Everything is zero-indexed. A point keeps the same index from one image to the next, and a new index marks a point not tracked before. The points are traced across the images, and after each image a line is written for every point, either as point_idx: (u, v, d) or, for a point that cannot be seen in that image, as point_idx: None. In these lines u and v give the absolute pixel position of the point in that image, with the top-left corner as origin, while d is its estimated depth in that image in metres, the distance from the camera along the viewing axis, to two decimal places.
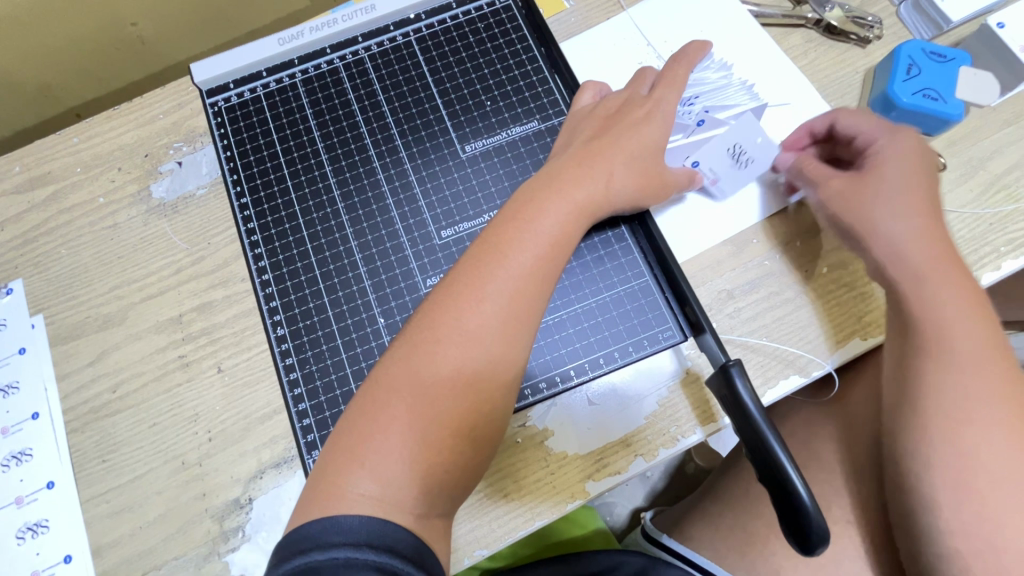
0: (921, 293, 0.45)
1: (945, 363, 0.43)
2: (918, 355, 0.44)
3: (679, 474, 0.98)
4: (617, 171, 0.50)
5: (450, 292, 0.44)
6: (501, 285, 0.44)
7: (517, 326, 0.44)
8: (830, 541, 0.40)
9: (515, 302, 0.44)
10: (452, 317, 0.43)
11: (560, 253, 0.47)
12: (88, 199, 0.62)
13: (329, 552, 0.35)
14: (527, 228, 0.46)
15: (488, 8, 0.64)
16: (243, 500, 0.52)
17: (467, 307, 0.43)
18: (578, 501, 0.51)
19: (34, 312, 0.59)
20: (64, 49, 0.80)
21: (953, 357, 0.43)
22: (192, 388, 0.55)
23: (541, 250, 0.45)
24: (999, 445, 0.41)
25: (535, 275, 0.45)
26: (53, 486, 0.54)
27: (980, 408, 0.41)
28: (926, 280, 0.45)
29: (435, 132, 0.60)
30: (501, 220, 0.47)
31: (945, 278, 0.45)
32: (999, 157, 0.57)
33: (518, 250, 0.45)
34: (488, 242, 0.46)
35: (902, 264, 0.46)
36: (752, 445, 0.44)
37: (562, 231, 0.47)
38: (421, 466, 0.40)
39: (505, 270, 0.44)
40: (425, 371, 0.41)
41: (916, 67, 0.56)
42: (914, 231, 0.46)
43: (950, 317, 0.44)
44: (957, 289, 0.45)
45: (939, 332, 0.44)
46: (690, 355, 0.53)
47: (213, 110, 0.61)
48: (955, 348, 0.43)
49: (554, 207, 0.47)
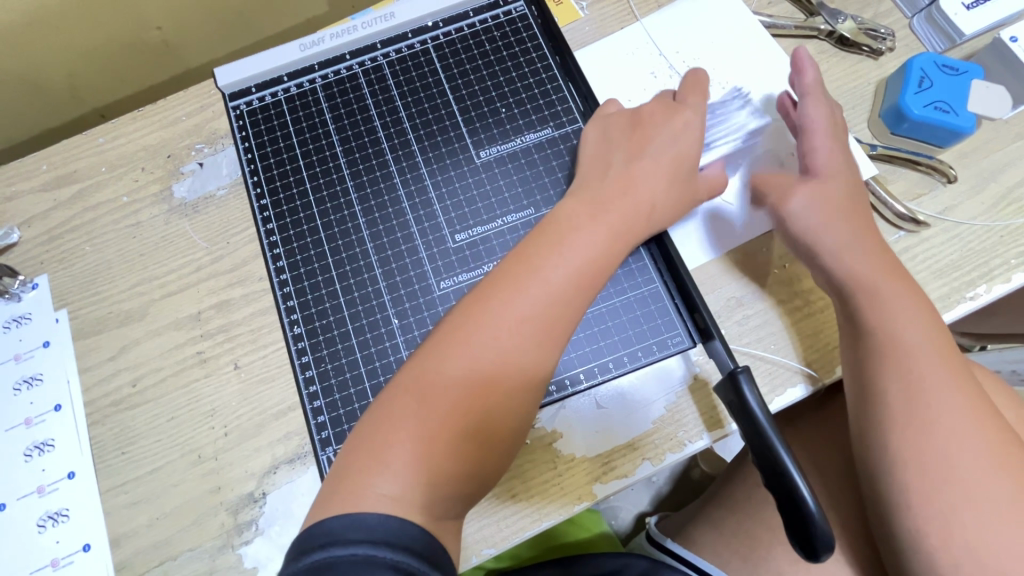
0: (876, 317, 0.47)
1: (899, 364, 0.45)
2: (881, 381, 0.46)
3: (683, 479, 0.99)
4: (647, 187, 0.51)
5: (489, 298, 0.45)
6: (535, 301, 0.44)
7: (548, 336, 0.44)
8: (835, 548, 0.41)
9: (549, 316, 0.44)
10: (486, 325, 0.44)
11: (598, 270, 0.47)
12: (111, 198, 0.63)
13: (349, 547, 0.35)
14: (563, 244, 0.47)
15: (505, 17, 0.65)
16: (257, 494, 0.54)
17: (502, 319, 0.44)
18: (585, 502, 0.52)
19: (59, 307, 0.60)
20: (89, 52, 0.82)
21: (910, 361, 0.45)
22: (209, 383, 0.57)
23: (575, 266, 0.46)
24: (965, 440, 0.43)
25: (568, 288, 0.45)
26: (74, 476, 0.55)
27: (944, 418, 0.44)
28: (874, 305, 0.47)
29: (451, 138, 0.61)
30: (541, 235, 0.48)
31: (897, 312, 0.47)
32: (1011, 169, 0.58)
33: (552, 265, 0.46)
34: (524, 254, 0.47)
35: (863, 292, 0.48)
36: (759, 452, 0.44)
37: (597, 250, 0.47)
38: (437, 469, 0.40)
39: (536, 282, 0.45)
40: (455, 376, 0.42)
41: (928, 80, 0.57)
42: (850, 242, 0.50)
43: (897, 333, 0.46)
44: (898, 304, 0.47)
45: (893, 347, 0.46)
46: (699, 361, 0.54)
47: (235, 113, 0.63)
48: (917, 380, 0.45)
49: (589, 225, 0.48)
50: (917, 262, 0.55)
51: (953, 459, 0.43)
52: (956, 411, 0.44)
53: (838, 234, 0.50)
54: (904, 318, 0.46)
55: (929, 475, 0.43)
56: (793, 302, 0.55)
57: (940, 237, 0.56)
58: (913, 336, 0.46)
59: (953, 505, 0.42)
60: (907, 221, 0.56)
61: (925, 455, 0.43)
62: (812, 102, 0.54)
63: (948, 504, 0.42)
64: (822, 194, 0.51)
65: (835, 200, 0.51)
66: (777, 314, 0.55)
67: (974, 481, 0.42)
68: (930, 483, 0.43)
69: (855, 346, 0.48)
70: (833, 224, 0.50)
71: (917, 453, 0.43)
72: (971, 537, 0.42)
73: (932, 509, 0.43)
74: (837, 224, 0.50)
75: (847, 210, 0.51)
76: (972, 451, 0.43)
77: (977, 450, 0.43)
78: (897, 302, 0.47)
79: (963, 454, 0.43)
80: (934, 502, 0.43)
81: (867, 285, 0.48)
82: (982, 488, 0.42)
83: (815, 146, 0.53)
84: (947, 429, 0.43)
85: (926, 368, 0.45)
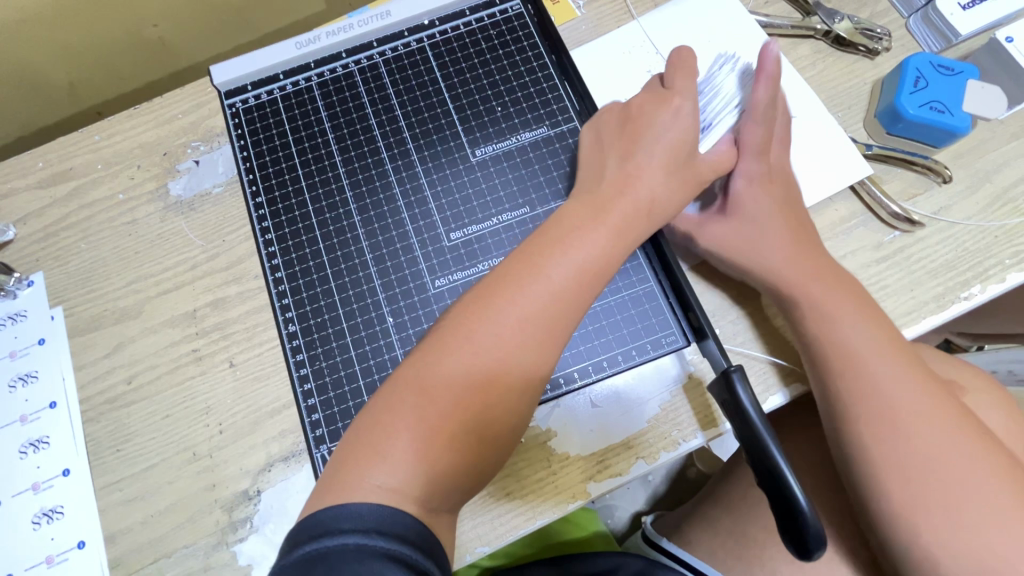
0: (827, 326, 0.48)
1: (855, 374, 0.46)
2: (837, 389, 0.47)
3: (679, 479, 0.99)
4: (655, 184, 0.50)
5: (488, 298, 0.45)
6: (538, 301, 0.44)
7: (549, 335, 0.44)
8: (827, 546, 0.41)
9: (551, 315, 0.44)
10: (485, 325, 0.43)
11: (601, 271, 0.47)
12: (107, 195, 0.63)
13: (340, 537, 0.36)
14: (566, 244, 0.47)
15: (501, 16, 0.65)
16: (252, 491, 0.54)
17: (503, 318, 0.44)
18: (579, 501, 0.52)
19: (55, 304, 0.60)
20: (86, 49, 0.82)
21: (861, 367, 0.46)
22: (204, 381, 0.57)
23: (577, 266, 0.46)
24: (934, 439, 0.43)
25: (570, 288, 0.45)
26: (69, 473, 0.55)
27: (908, 418, 0.44)
28: (827, 313, 0.48)
29: (446, 136, 0.61)
30: (543, 234, 0.47)
31: (850, 318, 0.48)
32: (1007, 169, 0.58)
33: (554, 265, 0.45)
34: (525, 254, 0.46)
35: (817, 303, 0.49)
36: (754, 451, 0.44)
37: (601, 250, 0.47)
38: (436, 466, 0.40)
39: (538, 282, 0.45)
40: (455, 376, 0.42)
41: (923, 80, 0.57)
42: (804, 255, 0.51)
43: (845, 342, 0.47)
44: (853, 309, 0.48)
45: (842, 356, 0.47)
46: (693, 360, 0.54)
47: (231, 111, 0.63)
48: (876, 385, 0.45)
49: (595, 226, 0.48)
50: (912, 262, 0.55)
51: (922, 459, 0.43)
52: (919, 411, 0.44)
53: (773, 254, 0.51)
54: (853, 325, 0.47)
55: (908, 477, 0.43)
56: None
57: (936, 237, 0.56)
58: (864, 342, 0.47)
59: (935, 505, 0.42)
60: (902, 221, 0.56)
61: (897, 457, 0.44)
62: (749, 125, 0.54)
63: (931, 504, 0.42)
64: (741, 223, 0.53)
65: (769, 225, 0.52)
66: (772, 313, 0.55)
67: (951, 479, 0.42)
68: (907, 486, 0.43)
69: (811, 355, 0.49)
70: (772, 245, 0.52)
71: (889, 456, 0.44)
72: (959, 536, 0.41)
73: (914, 510, 0.43)
74: (774, 244, 0.52)
75: (783, 228, 0.52)
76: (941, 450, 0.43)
77: (947, 448, 0.43)
78: (850, 308, 0.48)
79: (934, 453, 0.43)
80: (915, 503, 0.43)
81: (821, 296, 0.49)
82: (959, 485, 0.42)
83: (745, 173, 0.54)
84: (915, 429, 0.44)
85: (880, 372, 0.46)
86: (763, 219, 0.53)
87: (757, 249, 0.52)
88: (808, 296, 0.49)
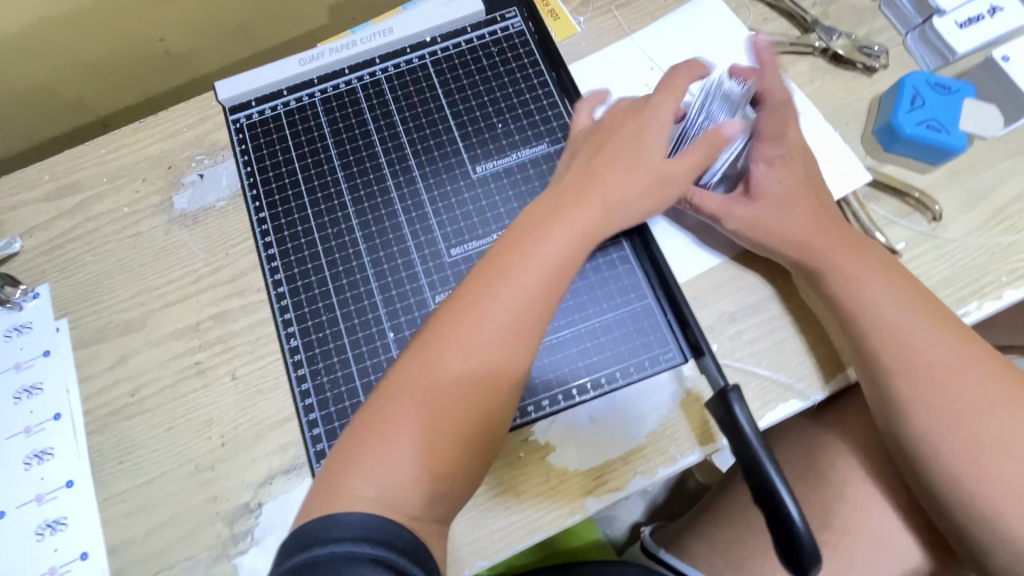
0: (854, 291, 0.51)
1: (879, 330, 0.49)
2: (866, 347, 0.50)
3: (678, 490, 0.99)
4: (614, 184, 0.51)
5: (458, 307, 0.45)
6: (505, 307, 0.45)
7: (519, 337, 0.45)
8: (822, 560, 0.41)
9: (518, 318, 0.45)
10: (456, 334, 0.44)
11: (568, 273, 0.48)
12: (113, 208, 0.64)
13: (330, 546, 0.36)
14: (533, 250, 0.47)
15: (502, 33, 0.66)
16: (253, 504, 0.54)
17: (473, 326, 0.44)
18: (578, 515, 0.52)
19: (60, 316, 0.61)
20: (92, 62, 0.83)
21: (887, 328, 0.49)
22: (207, 393, 0.57)
23: (546, 270, 0.47)
24: (962, 384, 0.47)
25: (539, 293, 0.46)
26: (72, 485, 0.56)
27: (936, 367, 0.47)
28: (856, 277, 0.51)
29: (447, 152, 0.62)
30: (509, 240, 0.48)
31: (875, 280, 0.51)
32: (1003, 187, 0.58)
33: (520, 270, 0.46)
34: (492, 261, 0.47)
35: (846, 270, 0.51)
36: (750, 469, 0.44)
37: (568, 254, 0.48)
38: (428, 480, 0.41)
39: (508, 289, 0.45)
40: (433, 386, 0.43)
41: (920, 98, 0.58)
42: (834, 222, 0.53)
43: (871, 304, 0.50)
44: (878, 273, 0.51)
45: (869, 317, 0.50)
46: (691, 376, 0.54)
47: (235, 126, 0.64)
48: (904, 342, 0.48)
49: (560, 231, 0.48)
50: None
51: (952, 406, 0.46)
52: (945, 358, 0.47)
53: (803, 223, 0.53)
54: (878, 287, 0.50)
55: (941, 424, 0.46)
56: (786, 316, 0.56)
57: (933, 254, 0.56)
58: (889, 302, 0.50)
59: (972, 445, 0.46)
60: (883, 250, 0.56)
61: (931, 407, 0.47)
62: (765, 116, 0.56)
63: (969, 446, 0.46)
64: (767, 203, 0.54)
65: (797, 207, 0.54)
66: (771, 328, 0.55)
67: (980, 420, 0.46)
68: (944, 432, 0.46)
69: (839, 318, 0.52)
70: (805, 214, 0.53)
71: (922, 406, 0.47)
72: (998, 474, 0.45)
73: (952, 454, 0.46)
74: (804, 214, 0.53)
75: (808, 201, 0.54)
76: (968, 394, 0.46)
77: (975, 391, 0.46)
78: (874, 272, 0.51)
79: (962, 396, 0.46)
80: (955, 447, 0.46)
81: (853, 262, 0.52)
82: (991, 424, 0.46)
83: (762, 157, 0.56)
84: (943, 376, 0.47)
85: (906, 328, 0.49)
86: (796, 192, 0.54)
87: (791, 228, 0.53)
88: (838, 266, 0.51)
